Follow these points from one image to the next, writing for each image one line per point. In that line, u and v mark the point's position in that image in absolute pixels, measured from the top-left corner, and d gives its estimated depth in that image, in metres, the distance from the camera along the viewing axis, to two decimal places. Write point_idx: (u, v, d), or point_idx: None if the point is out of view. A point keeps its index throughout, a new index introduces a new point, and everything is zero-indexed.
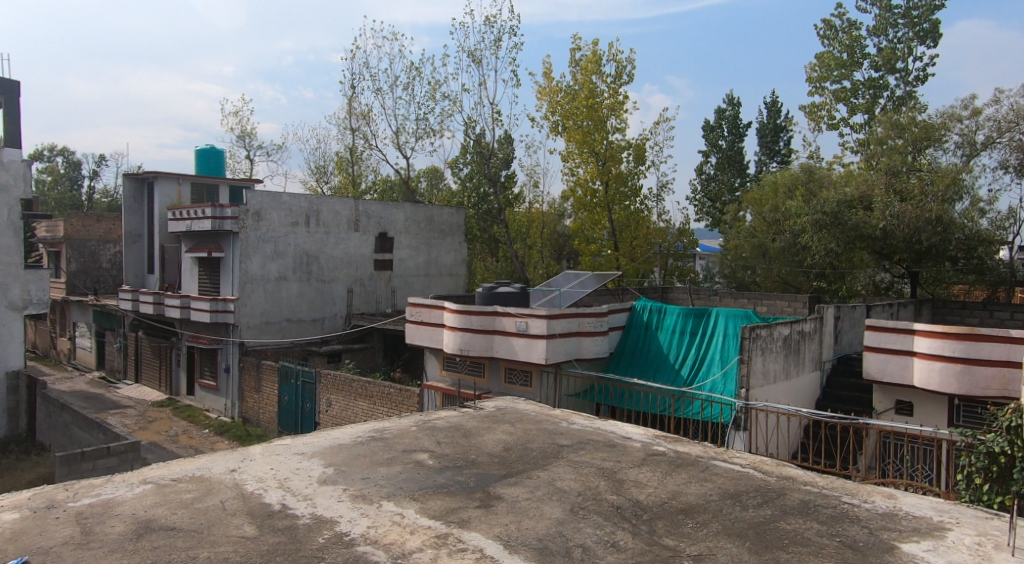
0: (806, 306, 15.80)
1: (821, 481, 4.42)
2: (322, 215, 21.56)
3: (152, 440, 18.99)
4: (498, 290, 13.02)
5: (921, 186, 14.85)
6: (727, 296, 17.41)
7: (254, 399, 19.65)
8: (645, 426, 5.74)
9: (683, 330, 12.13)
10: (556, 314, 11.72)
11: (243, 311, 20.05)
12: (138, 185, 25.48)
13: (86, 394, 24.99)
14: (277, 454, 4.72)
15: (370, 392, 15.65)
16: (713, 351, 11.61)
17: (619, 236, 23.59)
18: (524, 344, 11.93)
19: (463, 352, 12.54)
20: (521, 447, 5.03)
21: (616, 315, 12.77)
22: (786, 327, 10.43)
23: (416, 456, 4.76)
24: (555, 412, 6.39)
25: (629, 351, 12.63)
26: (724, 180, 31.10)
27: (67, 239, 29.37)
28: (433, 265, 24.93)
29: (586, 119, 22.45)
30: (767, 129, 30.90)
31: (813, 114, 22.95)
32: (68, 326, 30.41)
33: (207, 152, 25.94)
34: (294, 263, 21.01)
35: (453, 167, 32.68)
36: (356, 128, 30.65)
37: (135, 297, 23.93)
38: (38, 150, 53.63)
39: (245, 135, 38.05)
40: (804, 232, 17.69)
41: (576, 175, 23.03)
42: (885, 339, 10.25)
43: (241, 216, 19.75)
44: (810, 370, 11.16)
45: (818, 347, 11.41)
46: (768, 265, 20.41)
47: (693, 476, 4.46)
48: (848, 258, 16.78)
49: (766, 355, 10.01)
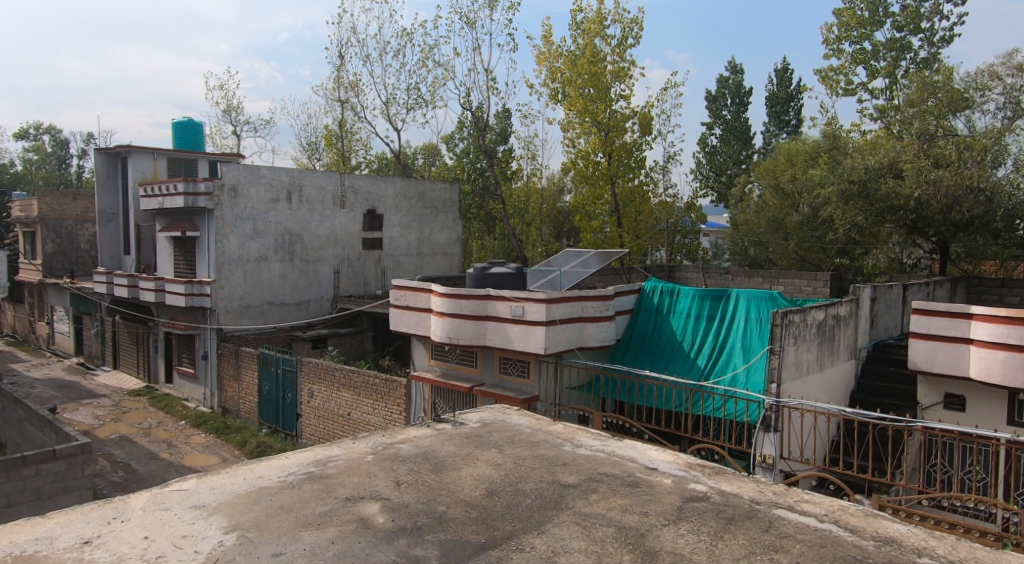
0: (830, 286, 14.44)
1: (939, 549, 3.09)
2: (305, 191, 20.06)
3: (124, 433, 17.71)
4: (490, 270, 11.62)
5: (959, 152, 13.37)
6: (740, 276, 16.06)
7: (233, 389, 18.35)
8: (675, 452, 4.38)
9: (699, 315, 10.77)
10: (556, 298, 10.36)
11: (220, 294, 18.66)
12: (112, 160, 23.96)
13: (60, 383, 23.68)
14: (163, 510, 3.38)
15: (353, 383, 14.34)
16: (734, 338, 10.24)
17: (622, 212, 22.17)
18: (520, 332, 10.60)
19: (452, 340, 11.17)
20: (510, 490, 3.68)
21: (622, 298, 11.41)
22: (821, 311, 9.04)
23: (361, 508, 3.42)
24: (556, 428, 5.04)
25: (637, 339, 11.29)
26: (729, 153, 29.52)
27: (41, 218, 27.85)
28: (425, 244, 23.48)
29: (589, 85, 20.88)
30: (778, 97, 29.26)
31: (828, 79, 21.39)
32: (46, 310, 29.06)
33: (185, 125, 24.39)
34: (275, 242, 19.58)
35: (448, 142, 31.16)
36: (345, 100, 29.05)
37: (109, 280, 22.52)
38: (24, 128, 52.17)
39: (231, 109, 36.40)
40: (826, 205, 16.28)
41: (576, 147, 21.60)
42: (936, 324, 8.89)
43: (215, 192, 18.28)
44: (845, 360, 9.80)
45: (854, 333, 10.03)
46: (784, 241, 19.00)
47: (755, 541, 3.11)
48: (874, 234, 15.39)
49: (799, 345, 8.65)
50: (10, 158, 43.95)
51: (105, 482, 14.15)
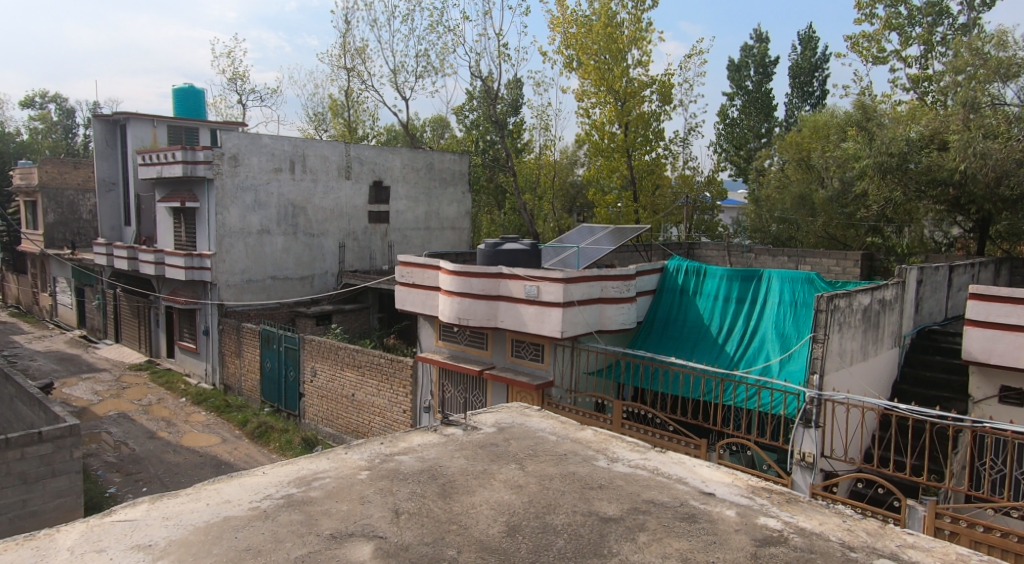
0: (860, 265, 13.59)
1: None
2: (309, 160, 19.26)
3: (122, 410, 17.14)
4: (503, 247, 10.84)
5: (1008, 123, 12.38)
6: (764, 254, 15.15)
7: (235, 365, 17.76)
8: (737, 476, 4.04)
9: (728, 297, 10.01)
10: (574, 277, 9.59)
11: (221, 268, 17.99)
12: (111, 128, 23.18)
13: (60, 356, 23.20)
14: (98, 552, 3.25)
15: (357, 362, 13.67)
16: (766, 324, 9.47)
17: (638, 185, 21.26)
18: (535, 313, 9.84)
19: (462, 321, 10.44)
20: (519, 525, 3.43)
21: (644, 278, 10.64)
22: (867, 295, 8.24)
23: (352, 552, 3.18)
24: (589, 438, 4.50)
25: (660, 322, 10.56)
26: (749, 126, 28.47)
27: (42, 187, 27.11)
28: (433, 218, 22.67)
29: (604, 51, 19.89)
30: (802, 67, 28.15)
31: (859, 46, 20.35)
32: (49, 282, 28.50)
33: (186, 92, 23.54)
34: (278, 214, 18.81)
35: (458, 113, 30.21)
36: (351, 68, 28.13)
37: (109, 251, 21.89)
38: (30, 96, 51.59)
39: (236, 77, 35.46)
40: (860, 179, 15.30)
41: (591, 117, 20.69)
42: (995, 311, 8.05)
43: (214, 161, 17.51)
44: (889, 348, 9.00)
45: (899, 319, 9.22)
46: (811, 218, 18.09)
47: None
48: (909, 211, 14.46)
49: (843, 332, 7.87)
50: (16, 126, 43.05)
51: (100, 462, 13.61)
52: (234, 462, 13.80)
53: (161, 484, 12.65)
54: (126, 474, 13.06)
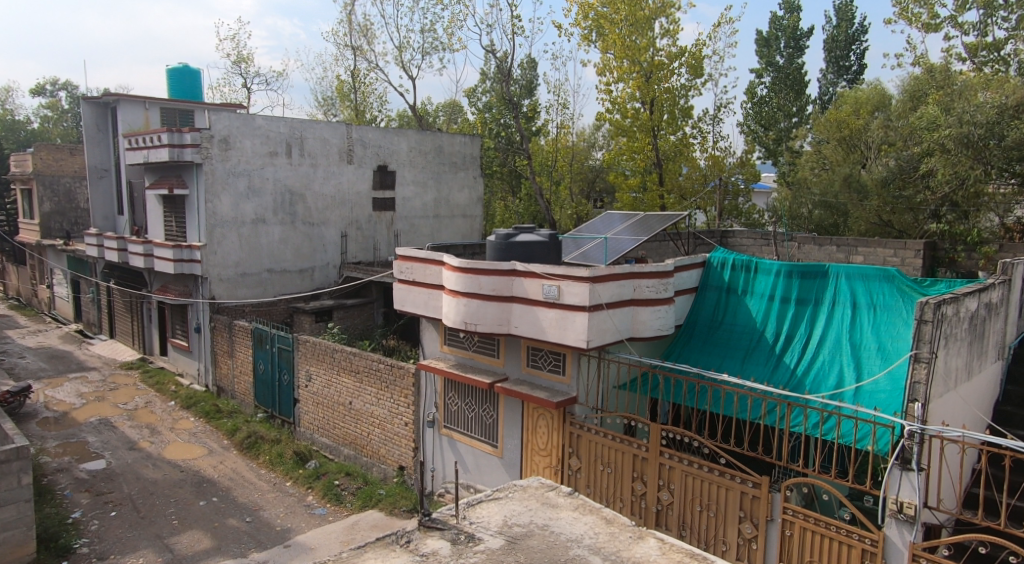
0: (923, 256, 11.83)
1: None
2: (307, 143, 17.68)
3: (105, 416, 15.75)
4: (517, 239, 9.22)
5: None
6: (808, 244, 13.22)
7: (227, 366, 16.33)
8: None
9: (786, 298, 8.35)
10: (602, 276, 7.96)
11: (212, 261, 16.54)
12: (102, 111, 21.75)
13: (51, 353, 21.87)
14: None
15: (354, 366, 12.15)
16: (836, 330, 7.82)
17: (664, 166, 19.50)
18: (555, 318, 8.24)
19: (469, 326, 8.80)
20: None
21: (685, 275, 8.99)
22: (975, 299, 6.56)
23: None
24: None
25: (703, 326, 8.92)
26: (779, 105, 26.52)
27: (37, 175, 25.71)
28: (443, 205, 21.05)
29: (627, 21, 18.10)
30: (838, 41, 26.14)
31: (908, 13, 18.44)
32: (46, 273, 27.25)
33: (181, 72, 22.05)
34: (274, 202, 17.28)
35: (470, 95, 28.52)
36: (357, 46, 26.50)
37: (100, 241, 20.50)
38: (39, 84, 50.61)
39: (242, 61, 33.99)
40: (926, 156, 13.41)
41: (612, 94, 19.07)
42: None
43: (202, 143, 15.96)
44: (992, 362, 7.29)
45: (1004, 326, 7.50)
46: (861, 201, 16.23)
47: None
48: (979, 194, 12.63)
49: (949, 346, 6.19)
50: (23, 116, 41.79)
51: (70, 478, 12.22)
52: (218, 479, 12.31)
53: (133, 507, 11.22)
54: (96, 494, 11.65)
